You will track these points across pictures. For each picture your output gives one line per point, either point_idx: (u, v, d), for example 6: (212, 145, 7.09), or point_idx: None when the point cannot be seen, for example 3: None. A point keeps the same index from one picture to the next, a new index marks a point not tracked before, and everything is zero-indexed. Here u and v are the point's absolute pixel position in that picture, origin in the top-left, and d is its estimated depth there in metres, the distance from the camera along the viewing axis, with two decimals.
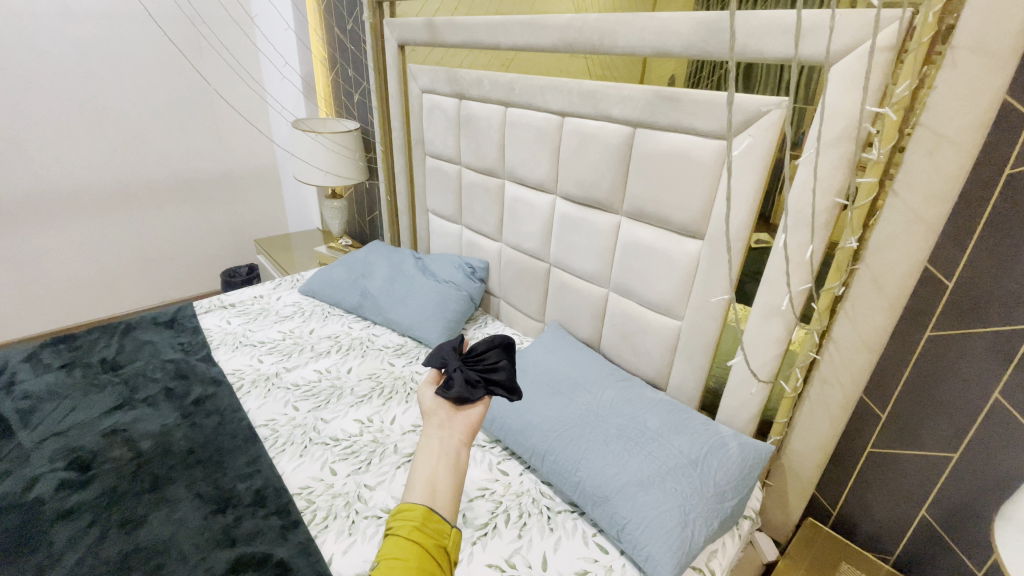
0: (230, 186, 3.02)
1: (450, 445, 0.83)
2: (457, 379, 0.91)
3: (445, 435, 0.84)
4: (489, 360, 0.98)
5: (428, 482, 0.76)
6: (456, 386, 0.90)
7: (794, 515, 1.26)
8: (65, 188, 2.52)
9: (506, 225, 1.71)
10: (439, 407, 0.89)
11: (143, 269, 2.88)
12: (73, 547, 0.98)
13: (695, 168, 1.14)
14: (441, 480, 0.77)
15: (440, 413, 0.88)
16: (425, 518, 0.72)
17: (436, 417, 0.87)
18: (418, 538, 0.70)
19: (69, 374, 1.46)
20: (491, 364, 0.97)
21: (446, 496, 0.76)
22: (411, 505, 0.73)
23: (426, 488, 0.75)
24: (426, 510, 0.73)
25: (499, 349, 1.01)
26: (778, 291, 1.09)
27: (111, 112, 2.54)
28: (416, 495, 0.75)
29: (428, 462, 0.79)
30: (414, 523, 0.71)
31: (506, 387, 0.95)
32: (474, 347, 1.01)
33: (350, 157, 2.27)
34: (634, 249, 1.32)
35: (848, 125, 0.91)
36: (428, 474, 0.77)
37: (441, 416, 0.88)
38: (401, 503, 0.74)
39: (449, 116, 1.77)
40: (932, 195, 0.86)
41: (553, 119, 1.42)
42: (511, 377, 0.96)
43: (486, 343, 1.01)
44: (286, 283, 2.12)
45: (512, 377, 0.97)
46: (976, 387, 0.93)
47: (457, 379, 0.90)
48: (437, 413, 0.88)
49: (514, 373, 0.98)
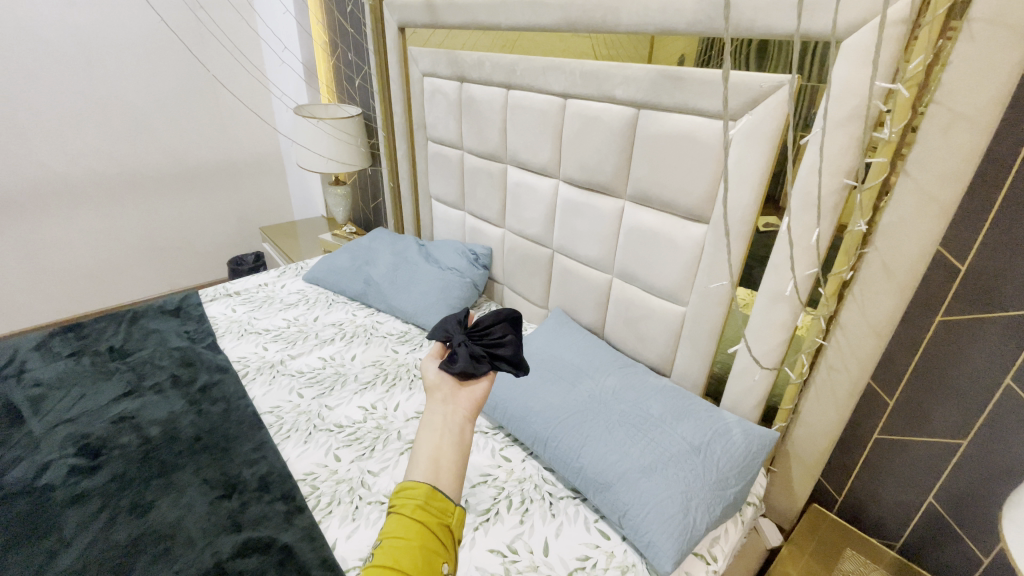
0: (234, 174, 3.03)
1: (454, 421, 0.80)
2: (462, 353, 0.89)
3: (448, 412, 0.81)
4: (495, 334, 0.97)
5: (431, 459, 0.75)
6: (461, 361, 0.87)
7: (798, 502, 1.25)
8: (71, 178, 2.53)
9: (509, 211, 1.69)
10: (442, 382, 0.86)
11: (151, 257, 2.91)
12: (82, 532, 1.00)
13: (701, 150, 1.11)
14: (444, 457, 0.75)
15: (444, 388, 0.85)
16: (428, 497, 0.71)
17: (439, 393, 0.84)
18: (420, 518, 0.69)
19: (78, 362, 1.48)
20: (496, 339, 0.95)
21: (450, 473, 0.75)
22: (413, 484, 0.72)
23: (429, 466, 0.74)
24: (429, 488, 0.71)
25: (505, 323, 0.99)
26: (784, 275, 1.06)
27: (113, 101, 2.54)
28: (419, 472, 0.73)
29: (431, 439, 0.77)
30: (416, 502, 0.70)
31: (513, 362, 0.94)
32: (480, 325, 0.99)
33: (352, 143, 2.25)
34: (638, 234, 1.30)
35: (859, 104, 0.88)
36: (432, 452, 0.75)
37: (444, 391, 0.85)
38: (403, 481, 0.72)
39: (450, 100, 1.75)
40: (945, 176, 0.83)
41: (555, 101, 1.39)
42: (517, 352, 0.94)
43: (493, 317, 1.00)
44: (291, 271, 2.12)
45: (518, 352, 0.95)
46: (987, 372, 0.91)
47: (461, 354, 0.88)
48: (440, 388, 0.85)
49: (520, 348, 0.96)
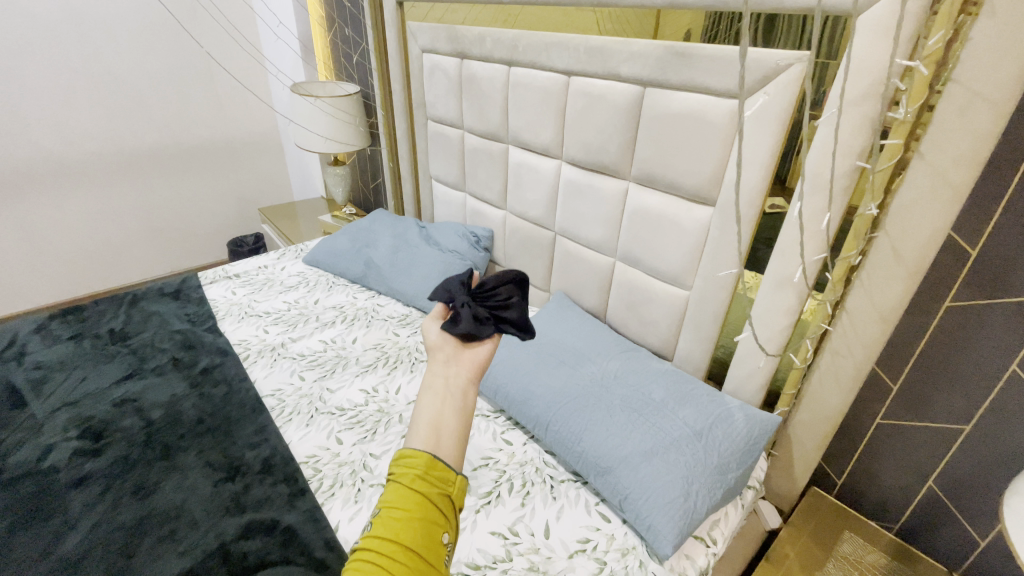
0: (231, 153, 2.98)
1: (456, 384, 0.77)
2: (465, 314, 0.84)
3: (450, 374, 0.78)
4: (500, 296, 0.92)
5: (431, 425, 0.72)
6: (464, 322, 0.83)
7: (798, 485, 1.25)
8: (67, 158, 2.50)
9: (510, 192, 1.66)
10: (445, 343, 0.83)
11: (150, 238, 2.89)
12: (88, 514, 1.01)
13: (708, 130, 1.07)
14: (446, 423, 0.73)
15: (445, 348, 0.82)
16: (428, 467, 0.68)
17: (441, 353, 0.81)
18: (420, 488, 0.67)
19: (79, 345, 1.48)
20: (502, 301, 0.91)
21: (451, 440, 0.72)
22: (413, 453, 0.69)
23: (429, 433, 0.71)
24: (429, 458, 0.69)
25: (511, 284, 0.95)
26: (791, 259, 1.04)
27: (107, 79, 2.48)
28: (419, 439, 0.71)
29: (432, 403, 0.74)
30: (416, 472, 0.68)
31: (518, 325, 0.90)
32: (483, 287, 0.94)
33: (351, 122, 2.21)
34: (642, 216, 1.27)
35: (874, 82, 0.84)
36: (433, 418, 0.73)
37: (446, 351, 0.82)
38: (402, 449, 0.70)
39: (450, 76, 1.70)
40: (959, 158, 0.81)
41: (558, 79, 1.35)
42: (523, 315, 0.90)
43: (497, 279, 0.95)
44: (290, 253, 2.10)
45: (524, 315, 0.91)
46: (993, 358, 0.90)
47: (465, 314, 0.84)
48: (442, 348, 0.82)
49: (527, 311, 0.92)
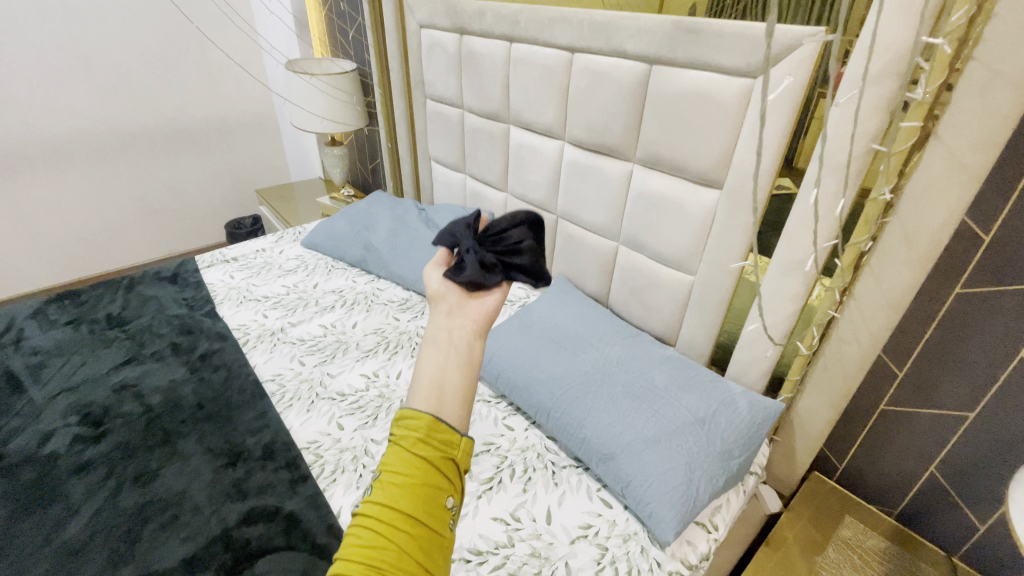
0: (227, 134, 2.92)
1: (461, 337, 0.72)
2: (470, 261, 0.83)
3: (455, 326, 0.74)
4: (510, 239, 0.94)
5: (434, 383, 0.68)
6: (468, 270, 0.81)
7: (799, 471, 1.24)
8: (59, 139, 2.45)
9: (511, 174, 1.63)
10: (449, 293, 0.80)
11: (147, 220, 2.86)
12: (90, 500, 1.01)
13: (716, 110, 1.04)
14: (449, 381, 0.68)
15: (450, 298, 0.79)
16: (430, 430, 0.63)
17: (445, 304, 0.78)
18: (422, 453, 0.63)
19: (76, 329, 1.47)
20: (512, 245, 0.93)
21: (454, 400, 0.67)
22: (414, 414, 0.64)
23: (432, 391, 0.67)
24: (431, 420, 0.64)
25: (523, 227, 0.96)
26: (799, 244, 1.02)
27: (97, 56, 2.41)
28: (421, 399, 0.66)
29: (434, 359, 0.69)
30: (417, 435, 0.63)
31: (529, 270, 0.93)
32: (493, 232, 0.94)
33: (348, 101, 2.16)
34: (646, 200, 1.24)
35: (892, 60, 0.81)
36: (435, 374, 0.68)
37: (450, 301, 0.78)
38: (403, 409, 0.65)
39: (449, 53, 1.65)
40: (977, 140, 0.78)
41: (561, 56, 1.30)
42: (534, 261, 0.93)
43: (508, 221, 0.96)
44: (289, 236, 2.08)
45: (536, 260, 0.94)
46: (1002, 345, 0.89)
47: (470, 262, 0.82)
48: (446, 298, 0.79)
49: (538, 256, 0.94)
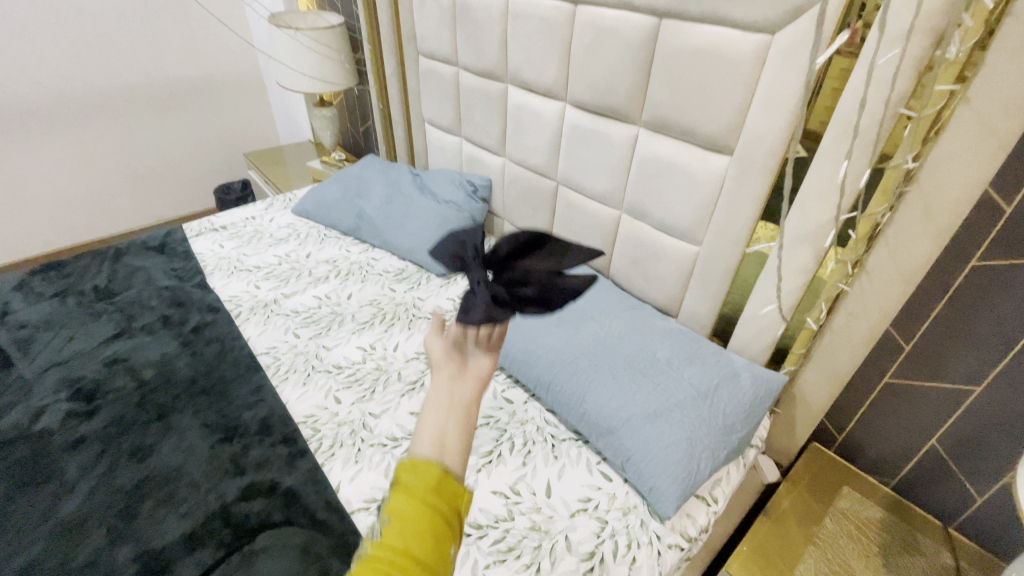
0: (211, 94, 2.79)
1: (464, 400, 0.63)
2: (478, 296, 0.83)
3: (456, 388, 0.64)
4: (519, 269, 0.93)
5: (435, 442, 0.60)
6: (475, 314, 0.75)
7: (798, 441, 1.24)
8: (34, 100, 2.33)
9: (509, 137, 1.55)
10: (449, 358, 0.67)
11: (133, 186, 2.76)
12: (85, 477, 1.00)
13: (730, 70, 0.97)
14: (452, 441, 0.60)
15: (450, 364, 0.66)
16: (439, 479, 0.56)
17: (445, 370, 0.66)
18: (429, 506, 0.54)
19: (63, 302, 1.43)
20: (519, 276, 0.91)
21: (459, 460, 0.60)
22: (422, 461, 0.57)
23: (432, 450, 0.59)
24: (440, 467, 0.57)
25: (522, 244, 0.97)
26: (811, 215, 0.97)
27: (67, 9, 2.26)
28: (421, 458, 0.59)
29: (435, 421, 0.61)
30: (427, 485, 0.55)
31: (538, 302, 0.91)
32: (498, 255, 0.96)
33: (335, 59, 2.04)
34: (651, 166, 1.19)
35: (925, 14, 0.74)
36: (437, 436, 0.60)
37: (451, 367, 0.66)
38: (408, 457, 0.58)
39: (442, 6, 1.54)
40: (1009, 105, 0.72)
41: (563, 9, 1.21)
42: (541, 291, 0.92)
43: (510, 241, 0.97)
44: (279, 203, 2.01)
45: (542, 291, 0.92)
46: (1015, 321, 0.86)
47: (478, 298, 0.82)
48: (445, 365, 0.66)
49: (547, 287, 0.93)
